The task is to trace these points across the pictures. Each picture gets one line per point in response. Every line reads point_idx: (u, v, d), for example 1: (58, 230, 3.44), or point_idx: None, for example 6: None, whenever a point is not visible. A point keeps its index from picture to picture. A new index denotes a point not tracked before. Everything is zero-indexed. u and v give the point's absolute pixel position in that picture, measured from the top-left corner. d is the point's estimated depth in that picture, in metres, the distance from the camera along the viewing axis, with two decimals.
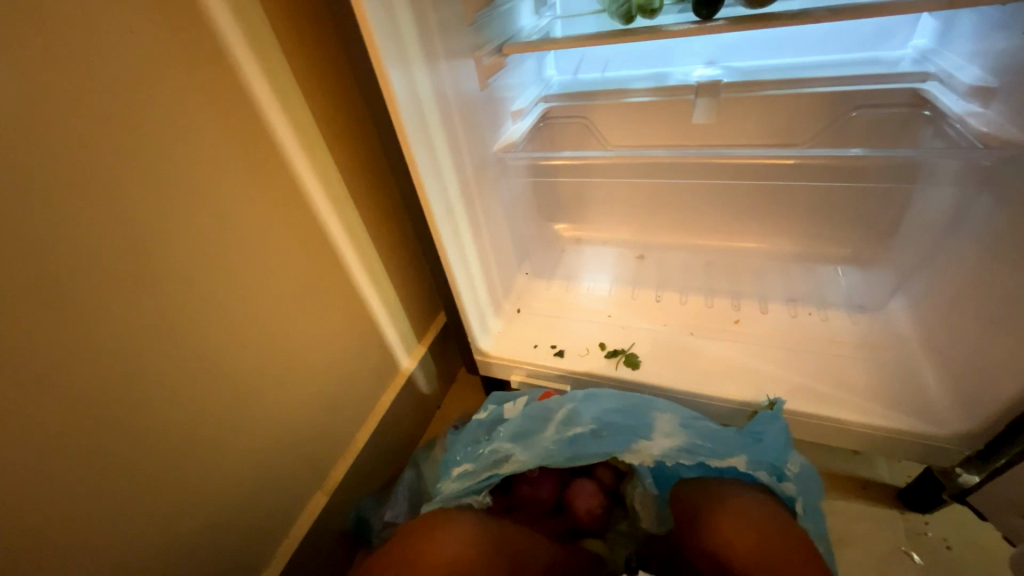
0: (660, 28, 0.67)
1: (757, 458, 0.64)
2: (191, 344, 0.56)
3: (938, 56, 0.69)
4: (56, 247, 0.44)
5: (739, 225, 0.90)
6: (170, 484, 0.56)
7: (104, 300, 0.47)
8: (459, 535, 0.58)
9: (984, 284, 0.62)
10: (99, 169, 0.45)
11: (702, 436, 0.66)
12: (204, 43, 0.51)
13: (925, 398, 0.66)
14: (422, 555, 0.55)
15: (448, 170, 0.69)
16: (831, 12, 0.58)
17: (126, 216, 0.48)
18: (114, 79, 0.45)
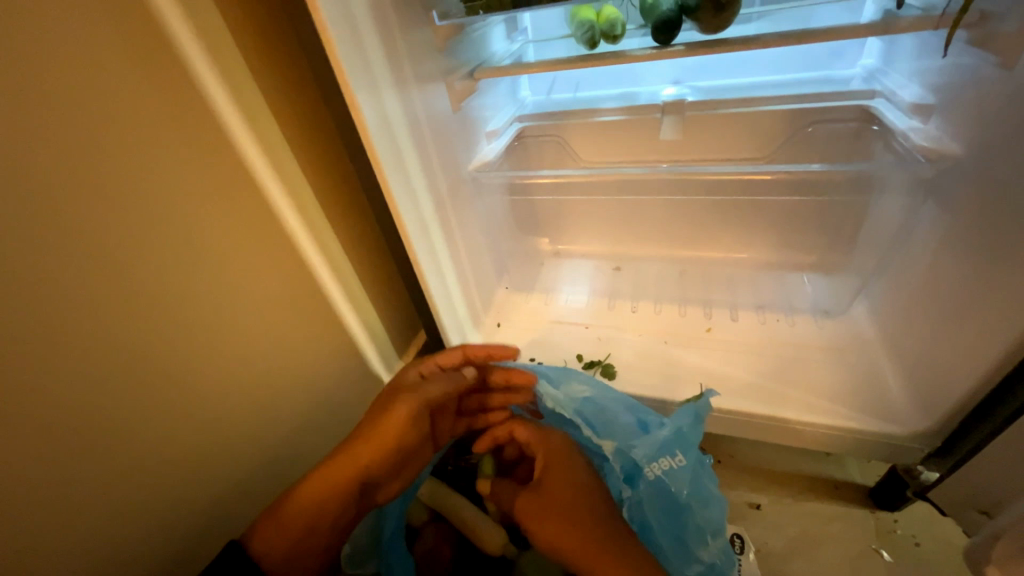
0: (623, 54, 0.70)
1: (624, 449, 0.60)
2: (164, 369, 0.56)
3: (884, 76, 0.74)
4: (25, 281, 0.44)
5: (709, 236, 0.94)
6: (145, 514, 0.56)
7: (75, 325, 0.48)
8: (335, 475, 0.56)
9: (937, 286, 0.64)
10: (68, 197, 0.46)
11: (593, 415, 0.64)
12: (174, 75, 0.53)
13: (887, 399, 0.69)
14: (286, 502, 0.56)
15: (422, 192, 0.71)
16: (781, 39, 0.62)
17: (97, 245, 0.48)
18: (82, 110, 0.46)
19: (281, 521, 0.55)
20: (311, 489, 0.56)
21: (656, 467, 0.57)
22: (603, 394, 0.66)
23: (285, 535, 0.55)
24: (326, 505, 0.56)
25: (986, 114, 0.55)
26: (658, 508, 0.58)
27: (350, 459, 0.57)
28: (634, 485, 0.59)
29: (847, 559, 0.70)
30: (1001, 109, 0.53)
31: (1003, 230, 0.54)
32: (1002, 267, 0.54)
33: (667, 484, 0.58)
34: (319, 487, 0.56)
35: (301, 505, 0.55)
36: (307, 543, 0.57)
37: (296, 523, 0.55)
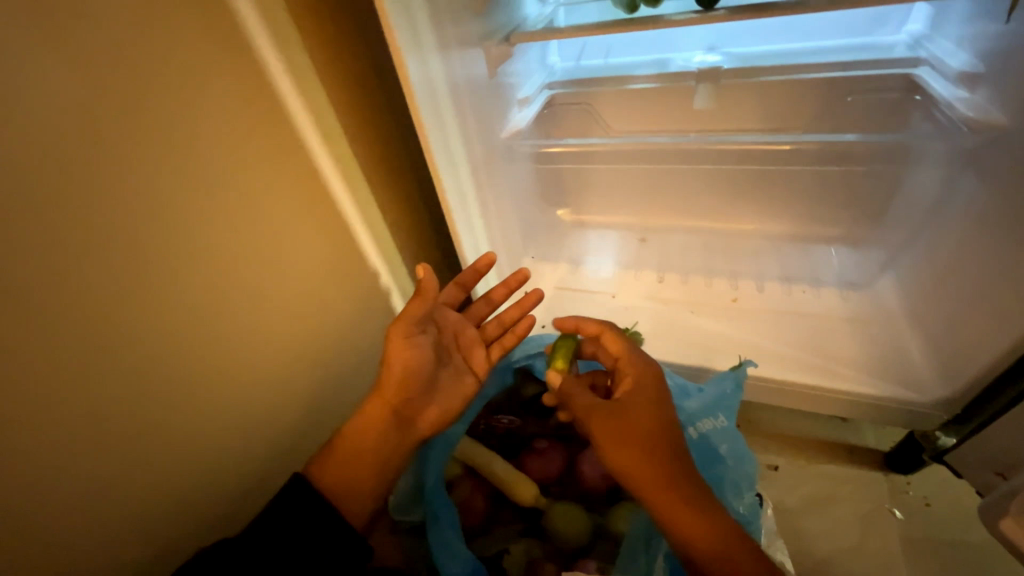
0: (662, 19, 0.69)
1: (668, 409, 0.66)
2: (219, 326, 0.59)
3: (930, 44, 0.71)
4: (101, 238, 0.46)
5: (737, 208, 0.93)
6: (209, 459, 0.60)
7: (147, 285, 0.50)
8: (371, 410, 0.64)
9: (968, 259, 0.65)
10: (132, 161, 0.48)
11: None
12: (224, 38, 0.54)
13: (910, 369, 0.71)
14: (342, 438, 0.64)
15: (461, 158, 0.73)
16: (829, 4, 0.61)
17: (161, 204, 0.51)
18: (137, 70, 0.47)
19: (339, 456, 0.63)
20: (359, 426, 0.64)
21: (698, 427, 0.63)
22: None
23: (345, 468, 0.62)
24: (368, 434, 0.64)
25: None
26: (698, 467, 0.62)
27: (384, 394, 0.65)
28: None
29: (860, 517, 0.74)
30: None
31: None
32: None
33: (708, 442, 0.62)
34: (362, 421, 0.64)
35: (349, 438, 0.64)
36: (360, 480, 0.63)
37: (348, 454, 0.63)
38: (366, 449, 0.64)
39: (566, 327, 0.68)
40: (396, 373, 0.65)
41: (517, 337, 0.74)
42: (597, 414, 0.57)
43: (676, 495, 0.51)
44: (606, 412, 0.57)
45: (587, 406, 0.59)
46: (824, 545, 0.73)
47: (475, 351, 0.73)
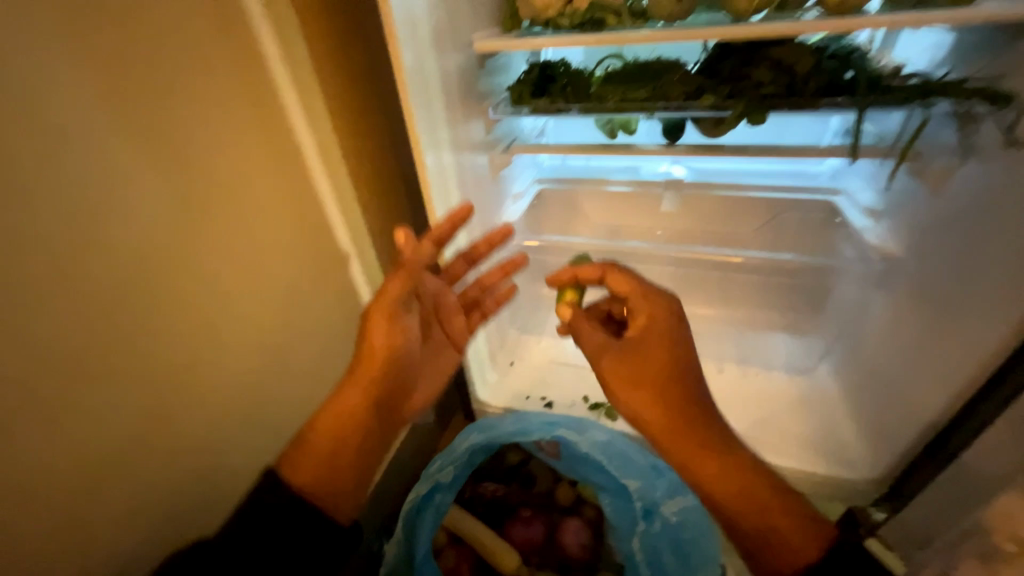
0: (636, 148, 0.84)
1: (646, 487, 0.74)
2: (213, 397, 0.68)
3: (847, 171, 0.87)
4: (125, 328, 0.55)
5: (700, 296, 1.06)
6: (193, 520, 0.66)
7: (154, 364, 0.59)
8: (350, 399, 0.68)
9: (885, 358, 0.78)
10: (162, 248, 0.58)
11: (618, 461, 0.76)
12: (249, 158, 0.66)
13: (845, 448, 0.82)
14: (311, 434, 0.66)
15: (465, 245, 0.86)
16: (761, 151, 0.77)
17: (180, 298, 0.61)
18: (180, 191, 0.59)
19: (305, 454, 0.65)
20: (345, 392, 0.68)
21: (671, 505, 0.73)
22: (622, 441, 0.77)
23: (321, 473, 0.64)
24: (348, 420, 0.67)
25: (926, 229, 0.69)
26: (668, 540, 0.73)
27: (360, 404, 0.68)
28: (650, 520, 0.74)
29: None
30: (933, 224, 0.68)
31: (939, 319, 0.68)
32: (936, 350, 0.68)
33: (678, 517, 0.73)
34: (342, 408, 0.67)
35: (318, 439, 0.66)
36: (340, 481, 0.66)
37: (323, 450, 0.66)
38: (343, 465, 0.66)
39: (565, 273, 0.70)
40: (379, 349, 0.68)
41: (497, 302, 0.82)
42: (609, 354, 0.66)
43: (695, 442, 0.62)
44: (616, 352, 0.66)
45: (598, 346, 0.67)
46: None
47: (454, 318, 0.79)
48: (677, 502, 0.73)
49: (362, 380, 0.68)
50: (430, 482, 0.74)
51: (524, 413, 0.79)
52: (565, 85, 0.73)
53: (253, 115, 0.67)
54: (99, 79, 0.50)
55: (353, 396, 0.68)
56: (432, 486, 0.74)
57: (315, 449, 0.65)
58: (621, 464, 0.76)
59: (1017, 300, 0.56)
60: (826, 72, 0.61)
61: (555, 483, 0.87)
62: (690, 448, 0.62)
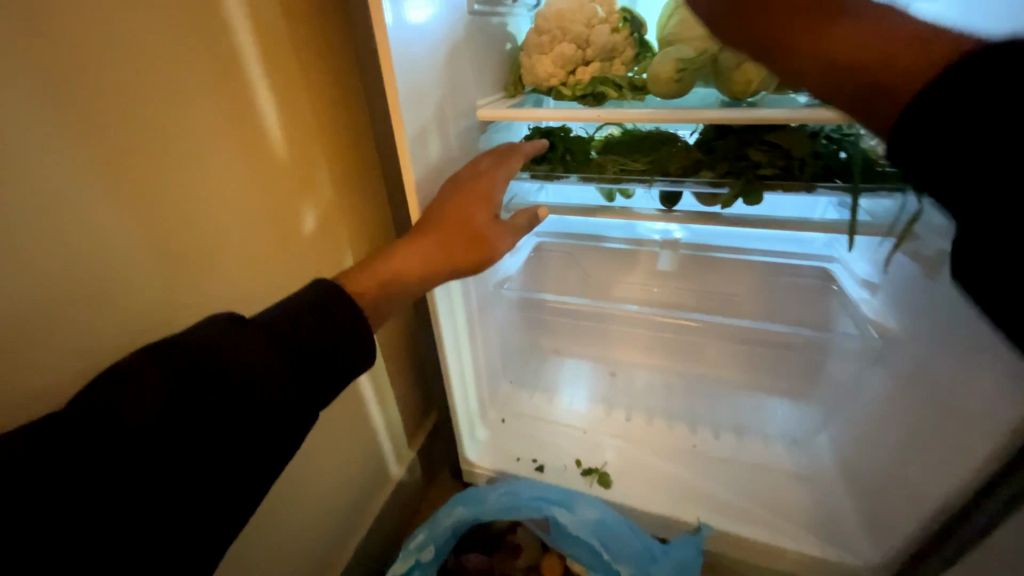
0: (634, 212, 0.84)
1: (638, 570, 0.71)
2: None
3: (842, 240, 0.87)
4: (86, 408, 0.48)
5: (696, 356, 1.03)
6: None
7: None
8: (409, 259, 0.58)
9: (882, 437, 0.76)
10: (146, 305, 0.52)
11: (609, 540, 0.73)
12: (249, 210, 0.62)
13: (845, 529, 0.79)
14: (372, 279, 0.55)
15: (458, 301, 0.84)
16: (757, 222, 0.78)
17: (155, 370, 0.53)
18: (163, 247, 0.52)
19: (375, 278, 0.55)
20: (403, 246, 0.58)
21: None
22: (612, 517, 0.75)
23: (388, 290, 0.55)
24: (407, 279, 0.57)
25: (918, 308, 0.68)
26: None
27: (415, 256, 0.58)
28: None
29: None
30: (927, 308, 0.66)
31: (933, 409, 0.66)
32: (935, 436, 0.65)
33: None
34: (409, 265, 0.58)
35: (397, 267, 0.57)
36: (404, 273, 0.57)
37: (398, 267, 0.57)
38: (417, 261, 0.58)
39: None
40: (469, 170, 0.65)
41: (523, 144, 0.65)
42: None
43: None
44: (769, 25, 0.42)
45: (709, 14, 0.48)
46: None
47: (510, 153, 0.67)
48: None
49: (457, 203, 0.61)
50: (408, 561, 0.70)
51: (514, 485, 0.77)
52: (563, 153, 0.74)
53: (260, 158, 0.61)
54: (58, 118, 0.43)
55: (448, 220, 0.61)
56: (410, 566, 0.70)
57: (374, 273, 0.55)
58: (611, 543, 0.73)
59: None
60: (820, 156, 0.62)
61: (541, 554, 0.82)
62: (800, 0, 0.41)
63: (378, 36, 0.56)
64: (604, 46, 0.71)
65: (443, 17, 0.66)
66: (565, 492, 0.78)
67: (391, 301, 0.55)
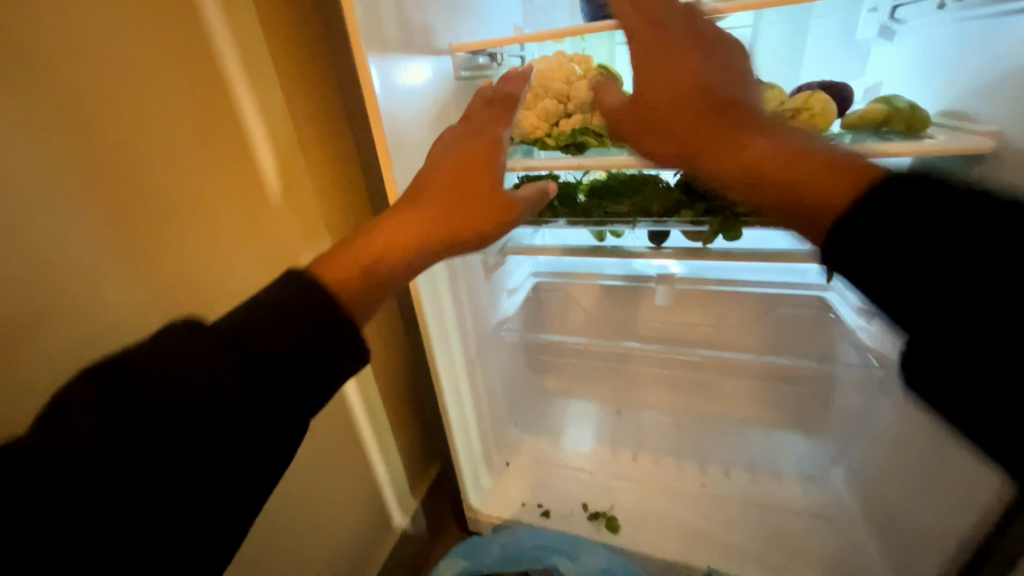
0: (624, 250, 0.87)
1: None
2: None
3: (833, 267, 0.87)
4: None
5: (696, 392, 1.02)
6: None
7: None
8: (396, 231, 0.45)
9: (898, 468, 0.73)
10: None
11: None
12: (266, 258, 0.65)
13: (870, 570, 0.75)
14: (352, 249, 0.43)
15: (456, 342, 0.86)
16: (745, 255, 0.80)
17: None
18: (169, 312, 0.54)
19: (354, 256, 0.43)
20: (435, 165, 0.51)
21: None
22: (616, 563, 0.75)
23: (371, 276, 0.42)
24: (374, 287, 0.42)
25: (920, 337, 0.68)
26: None
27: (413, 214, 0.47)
28: None
29: None
30: None
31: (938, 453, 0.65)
32: (944, 452, 0.64)
33: None
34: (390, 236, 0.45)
35: (383, 251, 0.44)
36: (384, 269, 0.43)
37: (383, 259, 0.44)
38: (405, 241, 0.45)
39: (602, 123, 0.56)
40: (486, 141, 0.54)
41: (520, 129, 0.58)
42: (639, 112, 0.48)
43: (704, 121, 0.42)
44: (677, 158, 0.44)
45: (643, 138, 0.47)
46: None
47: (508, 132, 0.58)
48: None
49: (463, 158, 0.52)
50: None
51: (515, 533, 0.79)
52: (551, 198, 0.78)
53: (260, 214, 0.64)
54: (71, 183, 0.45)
55: (467, 176, 0.51)
56: None
57: (356, 255, 0.43)
58: None
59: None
60: None
61: None
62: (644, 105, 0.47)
63: (369, 99, 0.62)
64: (584, 98, 0.75)
65: (433, 80, 0.72)
66: (561, 536, 0.79)
67: (379, 282, 0.43)
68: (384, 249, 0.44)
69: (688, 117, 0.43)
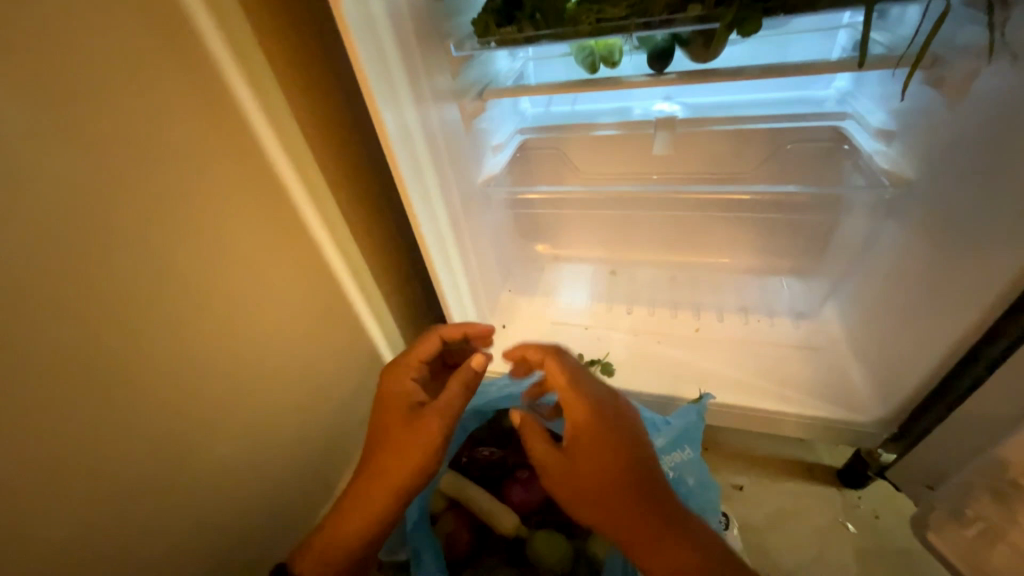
0: (620, 80, 0.76)
1: None
2: (220, 388, 0.62)
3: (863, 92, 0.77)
4: (102, 301, 0.49)
5: (696, 244, 1.00)
6: (187, 518, 0.61)
7: (131, 344, 0.51)
8: (349, 515, 0.64)
9: (897, 293, 0.73)
10: (151, 218, 0.52)
11: None
12: (202, 91, 0.56)
13: (852, 389, 0.79)
14: (327, 545, 0.63)
15: (438, 202, 0.78)
16: (760, 72, 0.69)
17: (163, 275, 0.54)
18: (154, 170, 0.52)
19: (318, 556, 0.63)
20: (381, 463, 0.65)
21: (668, 461, 0.73)
22: None
23: (320, 565, 0.63)
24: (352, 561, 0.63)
25: (954, 149, 0.62)
26: None
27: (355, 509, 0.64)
28: None
29: (818, 531, 0.83)
30: (968, 154, 0.60)
31: (948, 255, 0.64)
32: (956, 265, 0.63)
33: (677, 472, 0.73)
34: (341, 540, 0.63)
35: (348, 536, 0.63)
36: (335, 551, 0.63)
37: (335, 558, 0.63)
38: (348, 532, 0.63)
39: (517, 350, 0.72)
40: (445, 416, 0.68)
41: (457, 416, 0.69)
42: (558, 467, 0.60)
43: (625, 490, 0.56)
44: (558, 462, 0.60)
45: (541, 454, 0.62)
46: (787, 560, 0.81)
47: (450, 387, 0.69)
48: (675, 456, 0.74)
49: (412, 444, 0.65)
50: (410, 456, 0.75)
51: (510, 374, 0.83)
52: (532, 11, 0.65)
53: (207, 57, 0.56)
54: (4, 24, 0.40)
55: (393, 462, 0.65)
56: None
57: (316, 554, 0.63)
58: None
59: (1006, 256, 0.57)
60: None
61: None
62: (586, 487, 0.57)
63: None
64: None
65: None
66: None
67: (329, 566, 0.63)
68: (325, 554, 0.63)
69: (611, 517, 0.56)
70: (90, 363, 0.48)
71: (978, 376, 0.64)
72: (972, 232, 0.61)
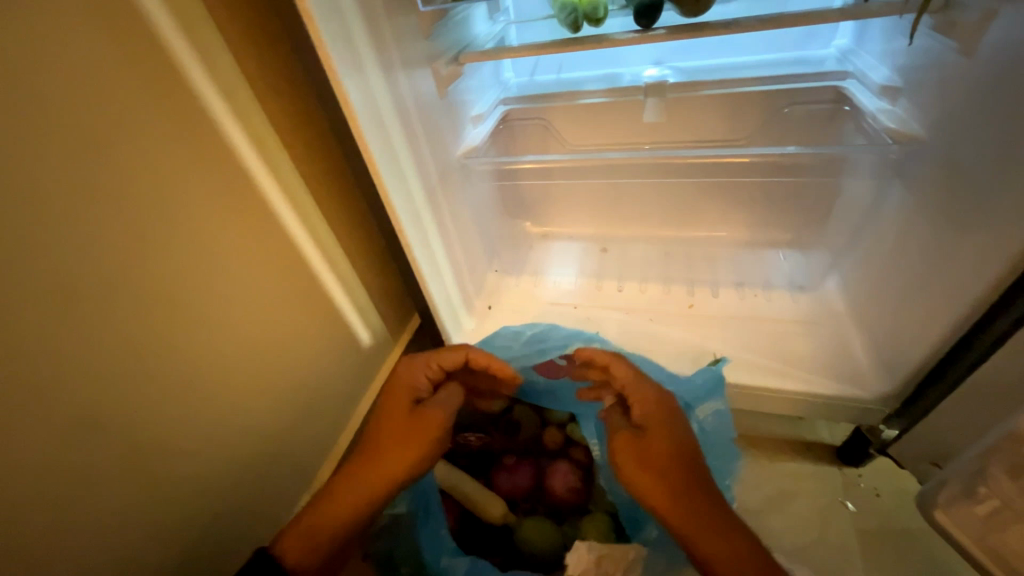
0: (605, 37, 0.70)
1: (675, 395, 0.72)
2: (180, 380, 0.57)
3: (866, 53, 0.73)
4: (27, 286, 0.43)
5: (690, 218, 0.96)
6: (149, 519, 0.56)
7: (66, 332, 0.46)
8: (345, 498, 0.60)
9: (903, 261, 0.69)
10: (81, 191, 0.46)
11: (643, 366, 0.74)
12: (141, 49, 0.49)
13: (854, 364, 0.76)
14: (316, 520, 0.59)
15: (413, 177, 0.72)
16: (757, 23, 0.63)
17: (98, 255, 0.48)
18: (87, 138, 0.46)
19: (312, 532, 0.59)
20: (378, 461, 0.63)
21: (704, 412, 0.71)
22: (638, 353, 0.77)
23: (310, 543, 0.58)
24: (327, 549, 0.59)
25: (962, 101, 0.57)
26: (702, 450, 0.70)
27: (343, 496, 0.61)
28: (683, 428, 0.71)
29: (817, 511, 0.81)
30: (979, 106, 0.55)
31: (957, 221, 0.60)
32: (964, 228, 0.59)
33: (709, 426, 0.71)
34: (327, 524, 0.59)
35: (329, 524, 0.59)
36: (321, 537, 0.59)
37: (324, 536, 0.59)
38: (326, 524, 0.59)
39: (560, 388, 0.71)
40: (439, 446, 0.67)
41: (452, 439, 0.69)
42: (623, 441, 0.61)
43: (695, 481, 0.57)
44: (629, 437, 0.61)
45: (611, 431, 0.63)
46: (785, 541, 0.78)
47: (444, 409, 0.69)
48: (708, 411, 0.72)
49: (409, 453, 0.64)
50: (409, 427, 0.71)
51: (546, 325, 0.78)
52: None
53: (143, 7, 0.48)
54: None
55: (389, 464, 0.63)
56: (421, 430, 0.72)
57: (309, 528, 0.59)
58: (649, 372, 0.74)
59: (1005, 235, 0.53)
60: None
61: (541, 429, 0.82)
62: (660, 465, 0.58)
63: None
64: None
65: None
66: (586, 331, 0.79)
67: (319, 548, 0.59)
68: (318, 534, 0.59)
69: (677, 494, 0.57)
70: (20, 353, 0.43)
71: (981, 356, 0.60)
72: (985, 192, 0.56)
